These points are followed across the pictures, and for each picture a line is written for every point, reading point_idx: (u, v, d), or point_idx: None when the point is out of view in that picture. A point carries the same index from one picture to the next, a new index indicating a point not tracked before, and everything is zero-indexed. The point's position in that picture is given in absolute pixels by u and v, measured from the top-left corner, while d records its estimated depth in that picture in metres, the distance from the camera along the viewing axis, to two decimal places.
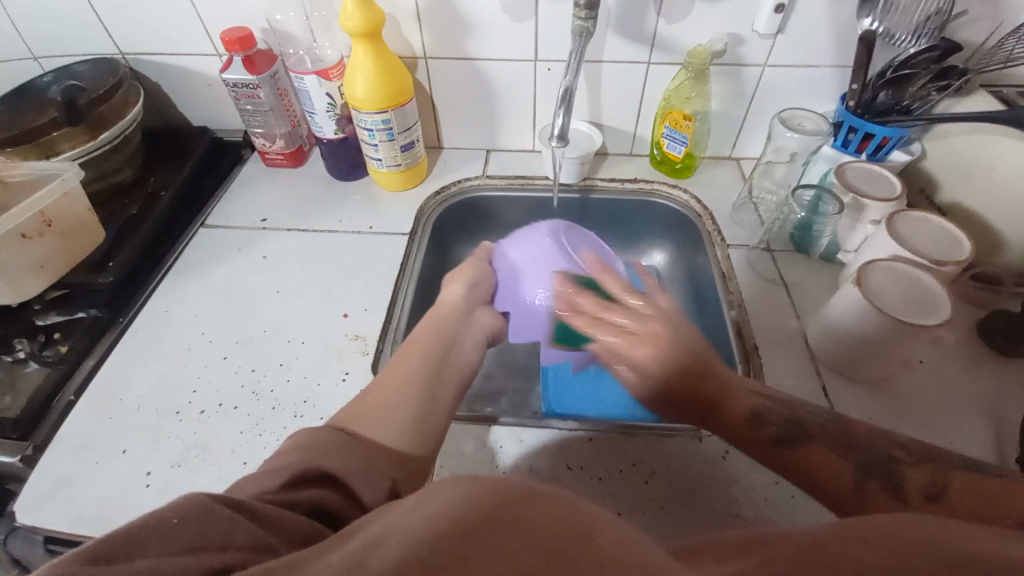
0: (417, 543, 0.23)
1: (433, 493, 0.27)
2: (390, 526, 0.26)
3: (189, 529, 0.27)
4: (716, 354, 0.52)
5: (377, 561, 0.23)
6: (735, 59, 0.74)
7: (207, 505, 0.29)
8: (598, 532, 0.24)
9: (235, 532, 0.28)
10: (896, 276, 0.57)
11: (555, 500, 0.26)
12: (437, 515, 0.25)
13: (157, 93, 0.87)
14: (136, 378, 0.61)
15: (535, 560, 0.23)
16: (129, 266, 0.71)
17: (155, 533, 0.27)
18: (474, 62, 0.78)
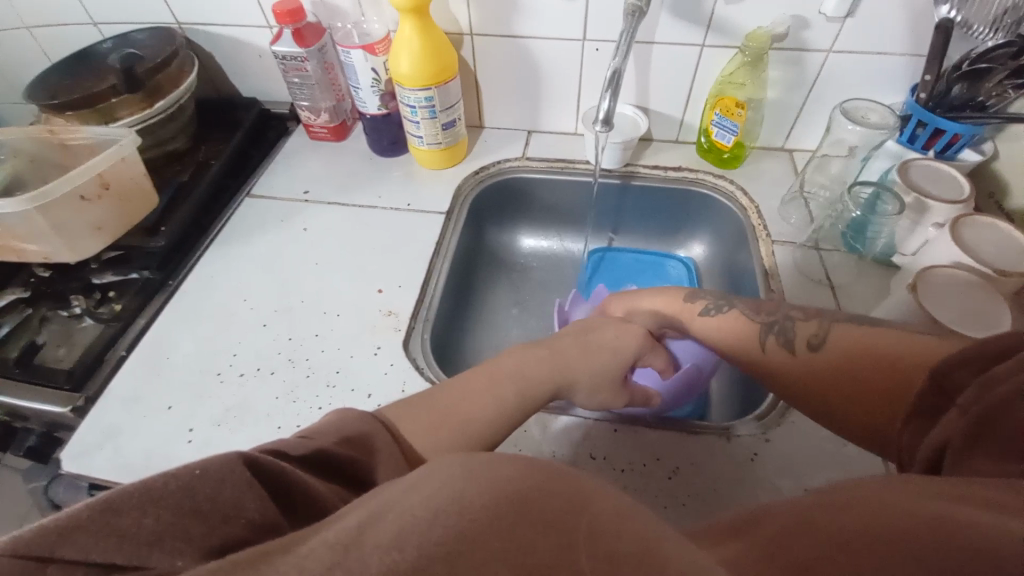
0: (415, 519, 0.25)
1: (438, 468, 0.29)
2: (392, 498, 0.27)
3: (205, 490, 0.29)
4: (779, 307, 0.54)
5: (374, 539, 0.24)
6: (797, 45, 0.70)
7: (229, 467, 0.30)
8: (591, 505, 0.27)
9: (243, 499, 0.29)
10: (955, 288, 0.54)
11: (549, 471, 0.29)
12: (435, 495, 0.26)
13: (210, 62, 0.89)
14: (181, 340, 0.64)
15: (532, 532, 0.25)
16: (180, 232, 0.74)
17: (177, 481, 0.29)
18: (520, 40, 0.76)
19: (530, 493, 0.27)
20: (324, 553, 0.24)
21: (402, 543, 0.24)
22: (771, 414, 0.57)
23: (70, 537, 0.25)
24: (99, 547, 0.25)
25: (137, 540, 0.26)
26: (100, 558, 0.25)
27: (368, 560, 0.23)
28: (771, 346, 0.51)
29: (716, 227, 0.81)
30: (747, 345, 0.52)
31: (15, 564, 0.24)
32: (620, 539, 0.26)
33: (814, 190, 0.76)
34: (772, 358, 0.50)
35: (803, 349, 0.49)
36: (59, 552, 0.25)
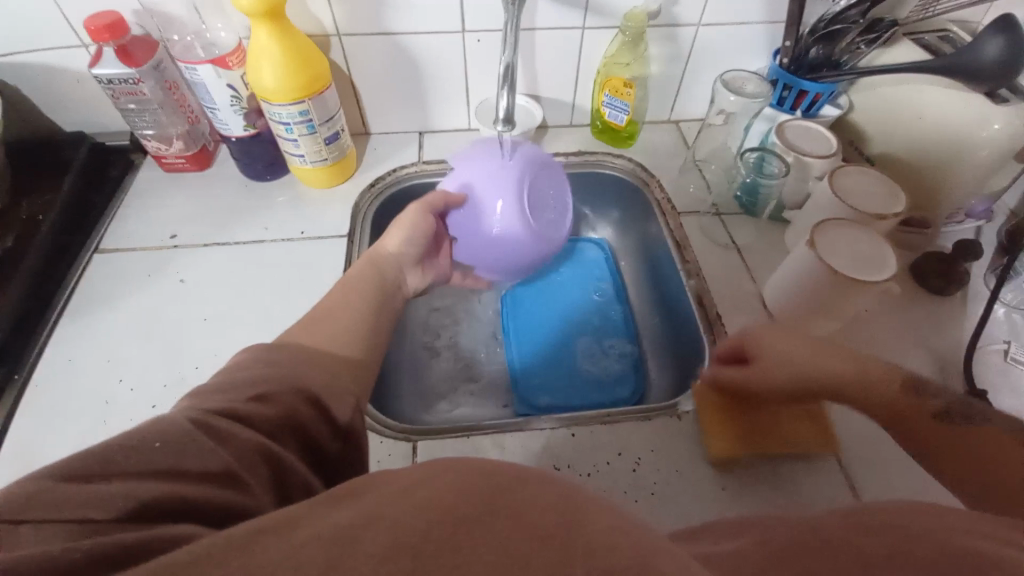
0: (410, 526, 0.22)
1: (427, 472, 0.25)
2: (380, 497, 0.24)
3: (174, 458, 0.27)
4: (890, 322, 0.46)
5: (370, 540, 0.21)
6: (670, 20, 0.71)
7: (189, 434, 0.28)
8: (591, 518, 0.24)
9: (207, 460, 0.28)
10: (848, 237, 0.58)
11: (548, 483, 0.26)
12: (429, 501, 0.23)
13: (12, 96, 0.72)
14: (49, 446, 0.52)
15: (530, 548, 0.22)
16: (14, 313, 0.60)
17: (134, 454, 0.27)
18: (395, 37, 0.70)
19: (509, 485, 0.25)
20: (316, 551, 0.21)
21: (400, 548, 0.21)
22: None
23: (37, 501, 0.23)
24: (70, 507, 0.23)
25: (108, 505, 0.24)
26: (74, 519, 0.23)
27: (361, 568, 0.20)
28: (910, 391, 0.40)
29: (624, 205, 0.82)
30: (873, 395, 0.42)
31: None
32: (614, 554, 0.22)
33: (706, 159, 0.79)
34: (908, 413, 0.40)
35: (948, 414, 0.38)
36: (27, 517, 0.23)
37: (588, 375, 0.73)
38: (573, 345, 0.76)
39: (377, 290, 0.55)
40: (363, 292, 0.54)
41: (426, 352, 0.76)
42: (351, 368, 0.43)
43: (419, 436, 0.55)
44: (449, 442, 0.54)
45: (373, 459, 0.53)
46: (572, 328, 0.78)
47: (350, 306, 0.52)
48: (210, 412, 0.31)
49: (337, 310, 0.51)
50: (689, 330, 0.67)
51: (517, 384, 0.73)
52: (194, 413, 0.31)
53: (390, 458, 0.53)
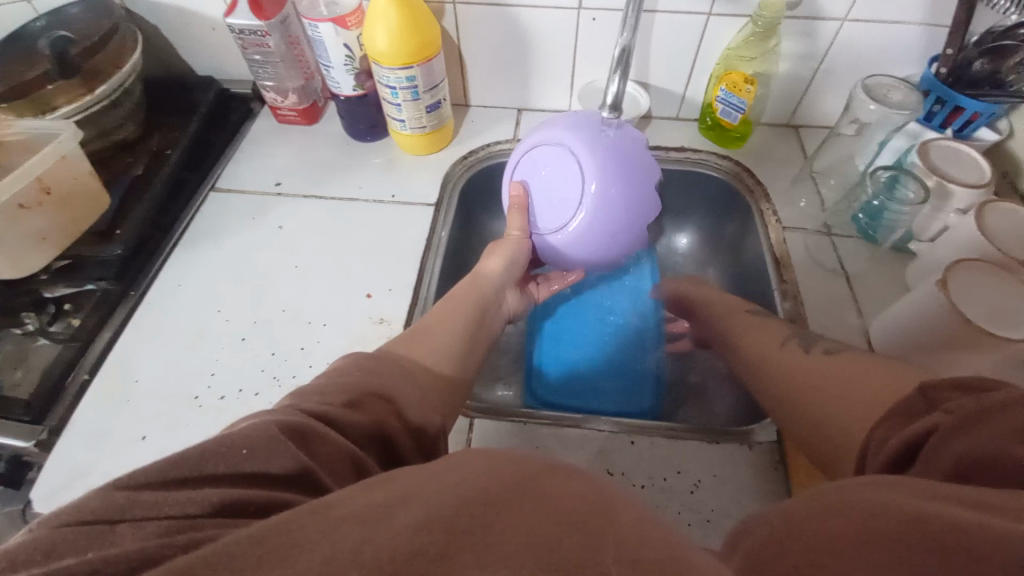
0: (440, 504, 0.22)
1: (457, 460, 0.26)
2: (414, 481, 0.25)
3: (258, 463, 0.29)
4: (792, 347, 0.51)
5: (402, 515, 0.22)
6: (811, 12, 0.64)
7: (273, 436, 0.30)
8: (618, 511, 0.24)
9: (286, 460, 0.30)
10: (986, 281, 0.50)
11: (575, 480, 0.26)
12: (459, 483, 0.24)
13: (157, 37, 0.79)
14: (150, 358, 0.58)
15: (558, 531, 0.22)
16: (138, 235, 0.66)
17: (225, 461, 0.28)
18: (508, 9, 0.69)
19: (537, 473, 0.25)
20: (351, 528, 0.22)
21: (427, 523, 0.21)
22: None
23: (137, 500, 0.26)
24: (165, 507, 0.26)
25: (201, 504, 0.26)
26: (169, 516, 0.25)
27: (394, 538, 0.21)
28: (787, 345, 0.51)
29: (709, 217, 0.78)
30: (763, 346, 0.53)
31: (82, 531, 0.24)
32: (642, 544, 0.22)
33: (825, 171, 0.72)
34: (781, 357, 0.50)
35: (818, 352, 0.48)
36: (126, 517, 0.25)
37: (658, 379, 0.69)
38: (619, 349, 0.73)
39: (475, 303, 0.57)
40: (464, 309, 0.56)
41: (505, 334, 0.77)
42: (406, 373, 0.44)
43: (478, 413, 0.55)
44: (504, 426, 0.54)
45: None
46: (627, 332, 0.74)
47: (450, 319, 0.54)
48: (305, 416, 0.34)
49: (429, 327, 0.52)
50: None
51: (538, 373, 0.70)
52: (291, 414, 0.33)
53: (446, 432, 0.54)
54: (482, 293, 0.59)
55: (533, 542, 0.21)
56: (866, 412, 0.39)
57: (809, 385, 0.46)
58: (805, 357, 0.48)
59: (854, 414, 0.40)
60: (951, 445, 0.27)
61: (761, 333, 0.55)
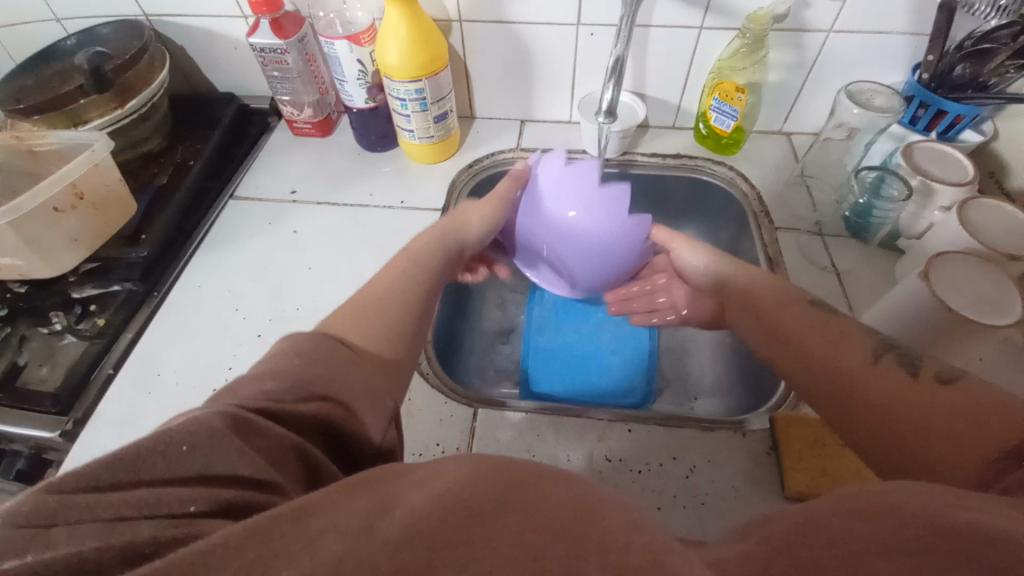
0: (421, 517, 0.23)
1: (434, 470, 0.28)
2: (395, 490, 0.26)
3: (199, 463, 0.29)
4: (880, 357, 0.41)
5: (384, 529, 0.23)
6: (796, 24, 0.68)
7: (215, 434, 0.30)
8: (604, 515, 0.24)
9: (241, 465, 0.30)
10: (969, 272, 0.52)
11: (569, 485, 0.27)
12: (442, 493, 0.25)
13: (182, 56, 0.84)
14: (172, 354, 0.61)
15: (539, 541, 0.23)
16: (162, 240, 0.70)
17: (165, 458, 0.29)
18: (512, 26, 0.73)
19: (521, 480, 0.26)
20: (334, 542, 0.22)
21: (409, 538, 0.22)
22: (782, 406, 0.56)
23: (70, 502, 0.26)
24: (101, 509, 0.26)
25: (136, 506, 0.26)
26: (103, 517, 0.26)
27: (376, 555, 0.22)
28: (883, 364, 0.41)
29: (708, 220, 0.81)
30: (847, 347, 0.43)
31: (19, 533, 0.25)
32: (627, 549, 0.22)
33: (815, 174, 0.75)
34: (876, 378, 0.40)
35: (930, 378, 0.38)
36: (59, 521, 0.25)
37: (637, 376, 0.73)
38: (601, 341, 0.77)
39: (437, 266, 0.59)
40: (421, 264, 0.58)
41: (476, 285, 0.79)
42: (413, 358, 0.48)
43: (481, 404, 0.58)
44: (508, 416, 0.57)
45: (437, 417, 0.56)
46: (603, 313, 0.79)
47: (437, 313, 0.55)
48: (245, 408, 0.33)
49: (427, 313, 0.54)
50: None
51: (535, 374, 0.73)
52: (231, 408, 0.33)
53: (451, 419, 0.56)
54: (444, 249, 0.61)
55: (515, 556, 0.22)
56: (966, 452, 0.32)
57: (904, 410, 0.37)
58: (910, 381, 0.39)
59: (957, 452, 0.33)
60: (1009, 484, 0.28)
61: (843, 344, 0.44)
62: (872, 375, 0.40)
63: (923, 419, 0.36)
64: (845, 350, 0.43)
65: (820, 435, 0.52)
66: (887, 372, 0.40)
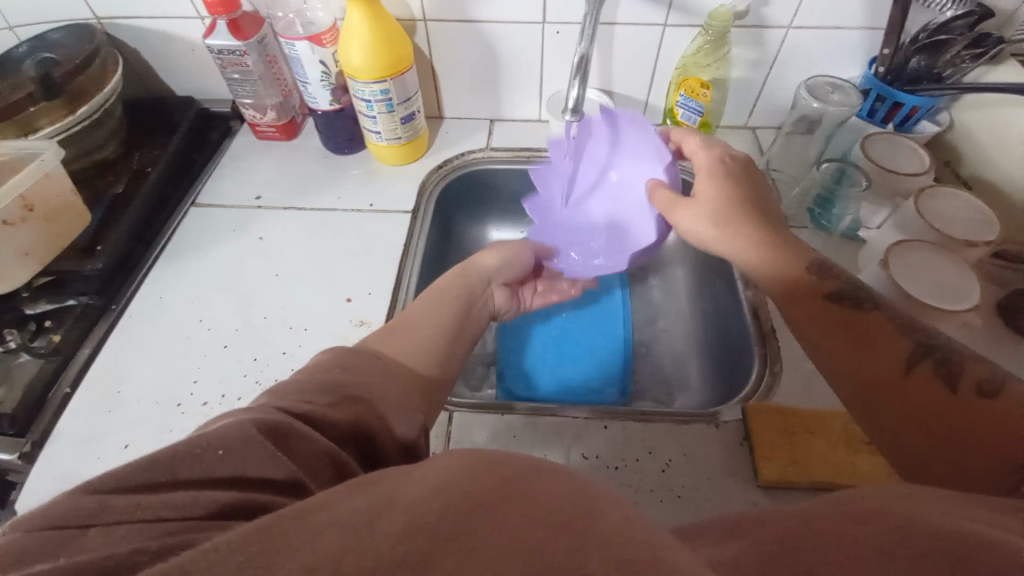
0: (425, 510, 0.22)
1: (433, 467, 0.27)
2: (396, 487, 0.25)
3: (232, 466, 0.28)
4: (918, 365, 0.40)
5: (385, 524, 0.22)
6: (758, 21, 0.69)
7: (250, 437, 0.29)
8: (602, 511, 0.24)
9: (272, 469, 0.29)
10: (928, 260, 0.54)
11: (563, 482, 0.26)
12: (443, 488, 0.24)
13: (137, 60, 0.81)
14: (135, 368, 0.59)
15: (539, 534, 0.22)
16: (120, 250, 0.68)
17: (200, 461, 0.28)
18: (477, 25, 0.73)
19: (522, 478, 0.26)
20: (335, 536, 0.21)
21: (411, 531, 0.21)
22: (753, 396, 0.57)
23: (106, 505, 0.25)
24: (137, 511, 0.25)
25: (173, 507, 0.25)
26: (141, 519, 0.25)
27: (377, 546, 0.21)
28: (920, 373, 0.40)
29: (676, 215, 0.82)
30: (885, 356, 0.42)
31: (53, 534, 0.24)
32: (626, 545, 0.22)
33: (780, 167, 0.76)
34: (915, 392, 0.39)
35: (969, 392, 0.38)
36: (97, 521, 0.25)
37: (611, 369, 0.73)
38: (577, 336, 0.77)
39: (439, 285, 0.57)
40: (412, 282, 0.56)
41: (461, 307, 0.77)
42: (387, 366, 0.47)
43: (457, 406, 0.57)
44: (485, 418, 0.56)
45: None
46: (577, 323, 0.78)
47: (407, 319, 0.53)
48: (284, 415, 0.33)
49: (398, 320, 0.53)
50: (740, 344, 0.65)
51: (512, 374, 0.73)
52: (268, 413, 0.32)
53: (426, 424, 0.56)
54: (467, 288, 0.60)
55: (515, 547, 0.21)
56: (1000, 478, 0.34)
57: (940, 428, 0.38)
58: (954, 398, 0.38)
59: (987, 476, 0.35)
60: None
61: (878, 354, 0.42)
62: (917, 389, 0.39)
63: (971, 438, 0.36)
64: (884, 360, 0.42)
65: (791, 424, 0.53)
66: (929, 386, 0.39)
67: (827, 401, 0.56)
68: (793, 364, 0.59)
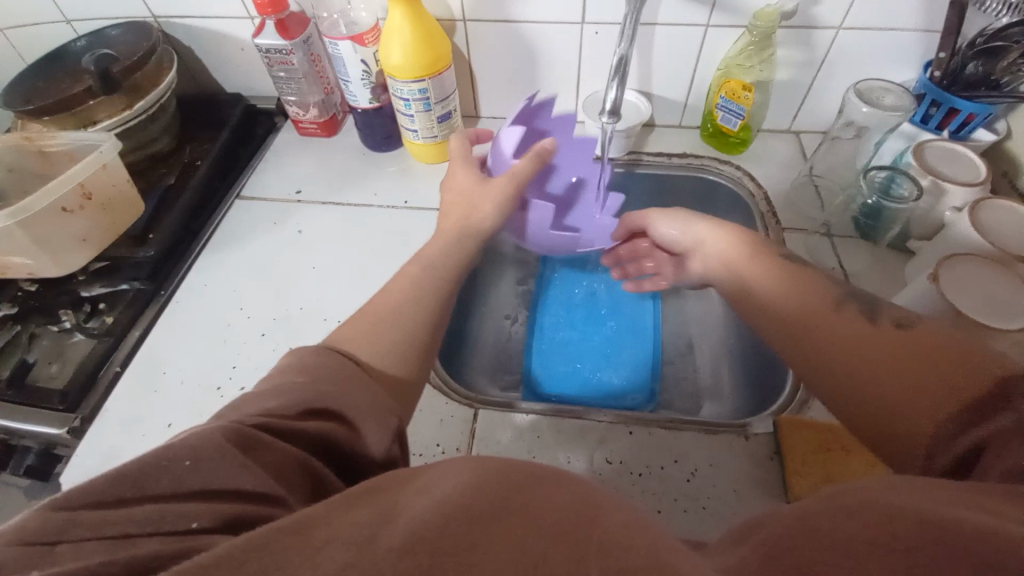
0: (424, 522, 0.23)
1: (434, 475, 0.27)
2: (398, 499, 0.25)
3: (201, 478, 0.29)
4: (847, 308, 0.44)
5: (387, 538, 0.22)
6: (806, 22, 0.67)
7: (218, 448, 0.30)
8: (606, 515, 0.24)
9: (242, 480, 0.30)
10: (981, 275, 0.51)
11: (572, 487, 0.26)
12: (442, 499, 0.24)
13: (190, 57, 0.85)
14: (179, 353, 0.62)
15: (543, 545, 0.22)
16: (169, 239, 0.71)
17: (168, 473, 0.29)
18: (516, 26, 0.73)
19: (523, 481, 0.26)
20: (338, 551, 0.22)
21: (412, 546, 0.22)
22: (786, 409, 0.56)
23: (76, 520, 0.26)
24: (104, 527, 0.26)
25: (140, 523, 0.27)
26: (107, 536, 0.26)
27: (380, 563, 0.21)
28: (846, 311, 0.44)
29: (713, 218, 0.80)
30: (816, 301, 0.46)
31: (25, 550, 0.25)
32: (629, 551, 0.22)
33: (824, 173, 0.74)
34: (842, 326, 0.43)
35: (887, 322, 0.42)
36: (64, 537, 0.26)
37: (638, 371, 0.73)
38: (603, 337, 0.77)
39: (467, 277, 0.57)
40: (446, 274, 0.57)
41: (487, 279, 0.81)
42: (415, 364, 0.48)
43: (482, 404, 0.58)
44: (509, 417, 0.56)
45: (438, 418, 0.56)
46: (603, 325, 0.78)
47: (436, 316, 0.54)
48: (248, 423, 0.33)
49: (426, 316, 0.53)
50: (774, 354, 0.63)
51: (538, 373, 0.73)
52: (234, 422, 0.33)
53: (451, 420, 0.56)
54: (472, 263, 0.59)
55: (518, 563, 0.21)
56: (919, 398, 0.36)
57: (864, 357, 0.40)
58: (871, 328, 0.42)
59: (915, 391, 0.36)
60: (1000, 459, 0.28)
61: (811, 295, 0.47)
62: (841, 323, 0.43)
63: (881, 357, 0.39)
64: (813, 304, 0.46)
65: (825, 439, 0.51)
66: (855, 323, 0.43)
67: None
68: None
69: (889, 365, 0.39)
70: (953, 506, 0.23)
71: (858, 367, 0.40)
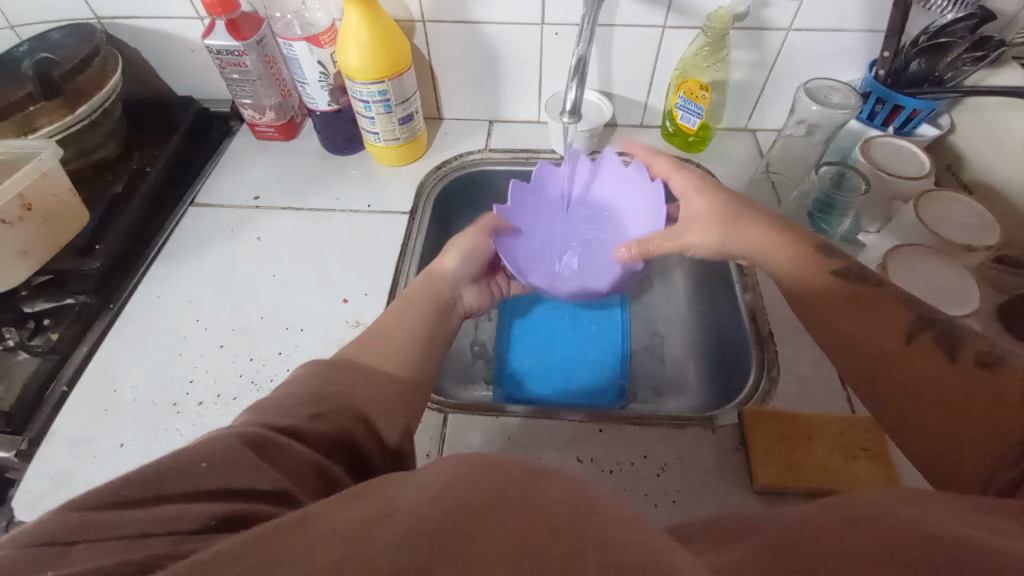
0: (423, 516, 0.22)
1: (429, 474, 0.26)
2: (393, 494, 0.24)
3: (218, 478, 0.28)
4: (921, 339, 0.40)
5: (384, 532, 0.21)
6: (759, 23, 0.68)
7: (235, 452, 0.30)
8: (602, 511, 0.23)
9: (259, 479, 0.28)
10: (927, 264, 0.54)
11: (564, 483, 0.26)
12: (439, 494, 0.23)
13: (137, 59, 0.81)
14: (132, 368, 0.59)
15: (542, 540, 0.21)
16: (118, 250, 0.68)
17: (186, 475, 0.28)
18: (475, 27, 0.73)
19: (518, 479, 0.25)
20: (334, 545, 0.21)
21: (409, 539, 0.21)
22: (750, 400, 0.57)
23: (92, 521, 0.24)
24: (122, 526, 0.24)
25: (159, 521, 0.25)
26: (124, 535, 0.24)
27: (377, 557, 0.20)
28: (920, 344, 0.40)
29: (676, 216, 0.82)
30: (880, 329, 0.42)
31: (35, 554, 0.23)
32: (626, 548, 0.21)
33: (780, 169, 0.76)
34: (915, 362, 0.39)
35: (969, 361, 0.38)
36: (79, 539, 0.24)
37: (606, 370, 0.73)
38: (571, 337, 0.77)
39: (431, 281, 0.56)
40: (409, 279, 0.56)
41: None
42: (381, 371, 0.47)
43: (452, 408, 0.57)
44: (479, 420, 0.56)
45: None
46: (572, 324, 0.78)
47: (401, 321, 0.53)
48: (267, 430, 0.33)
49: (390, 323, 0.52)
50: (738, 347, 0.65)
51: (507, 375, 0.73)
52: (249, 430, 0.33)
53: (421, 426, 0.56)
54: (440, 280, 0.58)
55: (518, 553, 0.20)
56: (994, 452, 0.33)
57: (939, 399, 0.37)
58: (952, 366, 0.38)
59: (993, 442, 0.34)
60: None
61: (878, 325, 0.42)
62: (911, 359, 0.40)
63: (958, 401, 0.36)
64: (877, 334, 0.42)
65: (787, 429, 0.52)
66: (931, 361, 0.39)
67: (824, 406, 0.55)
68: (791, 368, 0.58)
69: (972, 414, 0.35)
70: (952, 523, 0.24)
71: (934, 410, 0.37)
